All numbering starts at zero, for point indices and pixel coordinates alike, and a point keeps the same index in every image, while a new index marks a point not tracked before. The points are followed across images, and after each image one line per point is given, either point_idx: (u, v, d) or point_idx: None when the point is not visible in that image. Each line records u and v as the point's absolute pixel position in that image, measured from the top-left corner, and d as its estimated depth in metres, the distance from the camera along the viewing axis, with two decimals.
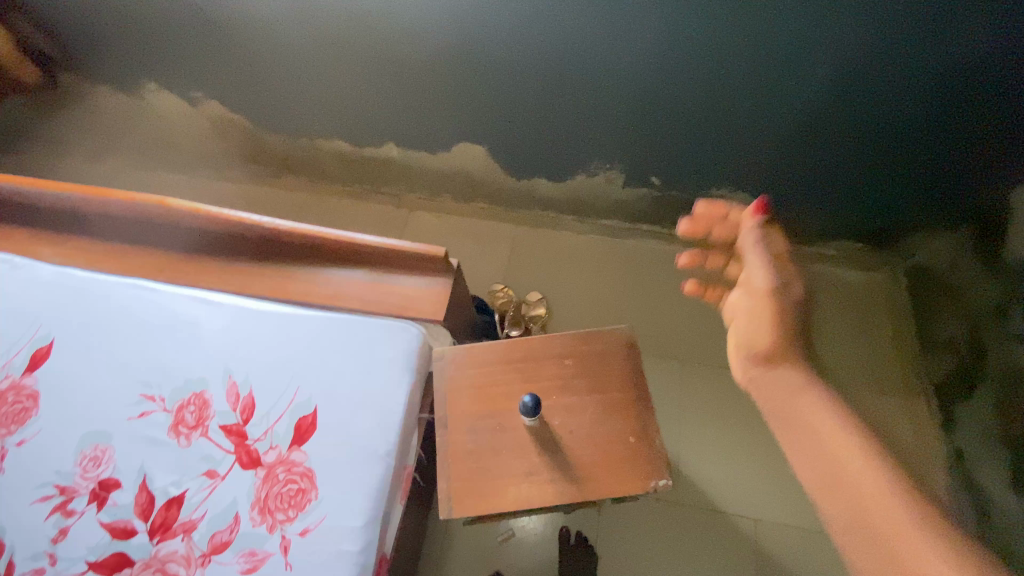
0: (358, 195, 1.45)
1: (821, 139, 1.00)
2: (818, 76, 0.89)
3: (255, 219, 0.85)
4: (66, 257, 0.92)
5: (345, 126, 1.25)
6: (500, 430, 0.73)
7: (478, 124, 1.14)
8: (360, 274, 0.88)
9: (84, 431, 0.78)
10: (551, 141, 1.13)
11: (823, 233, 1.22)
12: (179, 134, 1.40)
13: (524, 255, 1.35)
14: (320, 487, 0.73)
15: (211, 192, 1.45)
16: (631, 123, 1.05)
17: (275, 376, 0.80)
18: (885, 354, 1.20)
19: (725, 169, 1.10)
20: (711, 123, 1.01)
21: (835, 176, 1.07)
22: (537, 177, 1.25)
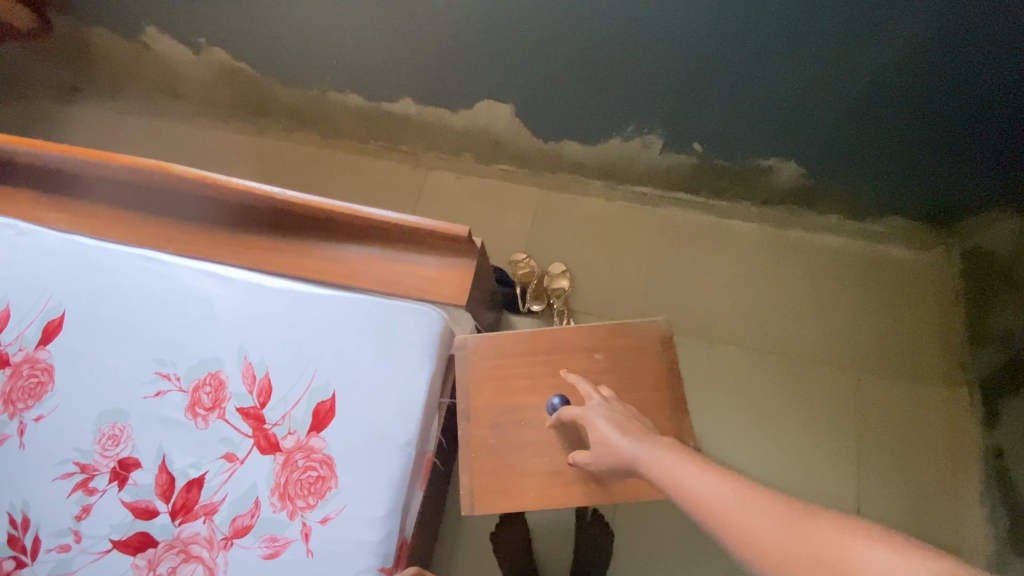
0: (374, 152, 1.37)
1: (890, 104, 0.89)
2: (892, 33, 0.79)
3: (265, 190, 0.80)
4: (73, 224, 0.88)
5: (360, 79, 1.15)
6: (525, 425, 0.70)
7: (504, 80, 1.04)
8: (378, 252, 0.83)
9: (101, 408, 0.76)
10: (584, 101, 1.03)
11: (875, 208, 1.12)
12: (184, 83, 1.32)
13: (549, 223, 1.27)
14: (340, 475, 0.72)
15: (222, 147, 1.39)
16: (675, 84, 0.95)
17: (291, 358, 0.77)
18: (929, 341, 1.13)
19: (776, 135, 1.00)
20: (768, 83, 0.90)
21: (899, 146, 0.97)
22: (566, 140, 1.15)
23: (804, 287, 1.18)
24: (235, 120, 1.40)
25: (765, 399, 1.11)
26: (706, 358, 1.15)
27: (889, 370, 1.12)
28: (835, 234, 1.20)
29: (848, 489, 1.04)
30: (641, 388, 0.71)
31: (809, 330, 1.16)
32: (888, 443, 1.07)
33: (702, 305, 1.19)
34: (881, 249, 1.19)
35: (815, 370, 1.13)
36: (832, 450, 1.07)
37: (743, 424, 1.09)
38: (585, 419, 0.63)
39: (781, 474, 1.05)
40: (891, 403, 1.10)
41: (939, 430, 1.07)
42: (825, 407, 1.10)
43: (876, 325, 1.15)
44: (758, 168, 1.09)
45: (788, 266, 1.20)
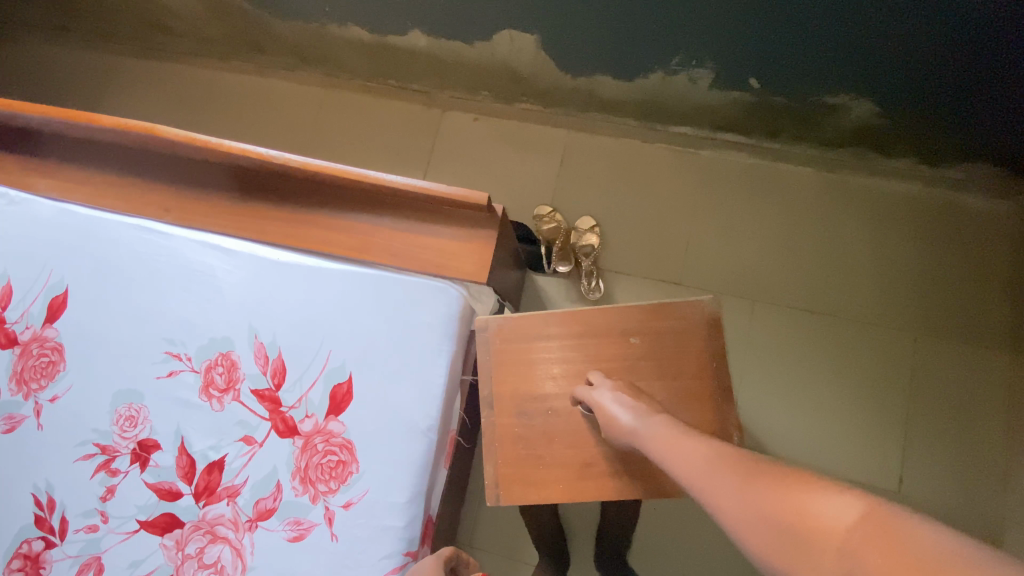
0: (383, 92, 1.25)
1: (1004, 29, 0.72)
2: None
3: (262, 152, 0.72)
4: (63, 190, 0.81)
5: (362, 9, 1.01)
6: (553, 414, 0.66)
7: (527, 7, 0.89)
8: (389, 220, 0.75)
9: (114, 388, 0.74)
10: (620, 31, 0.88)
11: (957, 151, 0.96)
12: (172, 20, 1.19)
13: (577, 170, 1.16)
14: (361, 460, 0.69)
15: (221, 91, 1.28)
16: (733, 10, 0.79)
17: (303, 338, 0.73)
18: (999, 302, 1.01)
19: (849, 68, 0.84)
20: (851, 2, 0.73)
21: (1001, 83, 0.80)
22: (599, 76, 1.01)
23: (862, 242, 1.06)
24: (232, 58, 1.27)
25: (809, 364, 1.04)
26: (746, 320, 1.06)
27: (950, 334, 1.02)
28: (902, 181, 1.06)
29: (891, 457, 0.98)
30: (682, 377, 0.64)
31: (863, 289, 1.05)
32: (939, 411, 1.00)
33: (746, 261, 1.08)
34: (956, 198, 1.05)
35: (867, 334, 1.04)
36: (877, 416, 1.01)
37: (783, 390, 1.03)
38: (591, 397, 0.60)
39: (821, 443, 1.00)
40: (949, 370, 1.01)
41: (1000, 399, 0.99)
42: (874, 372, 1.02)
43: (941, 284, 1.03)
44: (823, 107, 0.93)
45: (846, 218, 1.07)
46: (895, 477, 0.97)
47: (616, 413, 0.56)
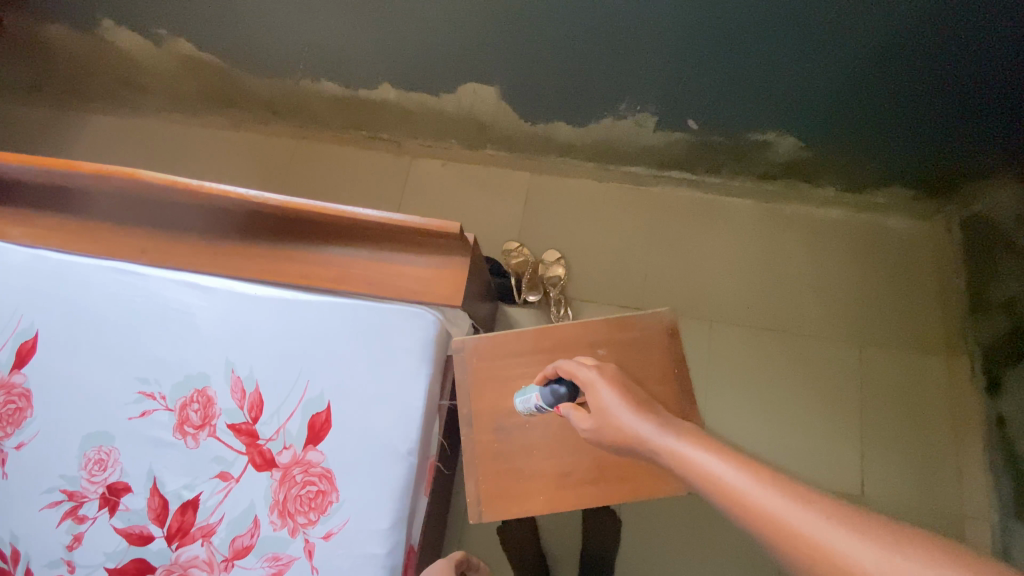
0: (355, 142, 1.31)
1: (892, 74, 0.85)
2: (887, 8, 0.75)
3: (239, 192, 0.75)
4: (37, 237, 0.82)
5: (334, 65, 1.08)
6: (529, 426, 0.69)
7: (488, 62, 0.99)
8: (364, 252, 0.79)
9: (84, 432, 0.73)
10: (573, 81, 0.99)
11: (874, 177, 1.09)
12: (146, 79, 1.24)
13: (541, 207, 1.23)
14: (341, 489, 0.69)
15: (194, 144, 1.33)
16: (669, 61, 0.90)
17: (281, 369, 0.74)
18: (927, 311, 1.12)
19: (773, 108, 0.96)
20: (764, 56, 0.86)
21: (898, 116, 0.93)
22: (555, 122, 1.11)
23: (804, 262, 1.16)
24: (207, 113, 1.32)
25: (768, 378, 1.10)
26: (707, 339, 1.13)
27: (891, 341, 1.10)
28: (832, 206, 1.18)
29: (851, 462, 1.04)
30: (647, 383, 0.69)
31: (809, 306, 1.14)
32: (887, 414, 1.06)
33: (702, 285, 1.16)
34: (880, 219, 1.17)
35: (818, 347, 1.11)
36: (835, 424, 1.06)
37: (747, 404, 1.08)
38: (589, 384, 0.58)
39: (787, 455, 1.05)
40: (893, 376, 1.08)
41: (940, 398, 1.07)
42: (828, 382, 1.09)
43: (876, 297, 1.13)
44: (755, 142, 1.05)
45: (787, 241, 1.17)
46: (856, 481, 1.02)
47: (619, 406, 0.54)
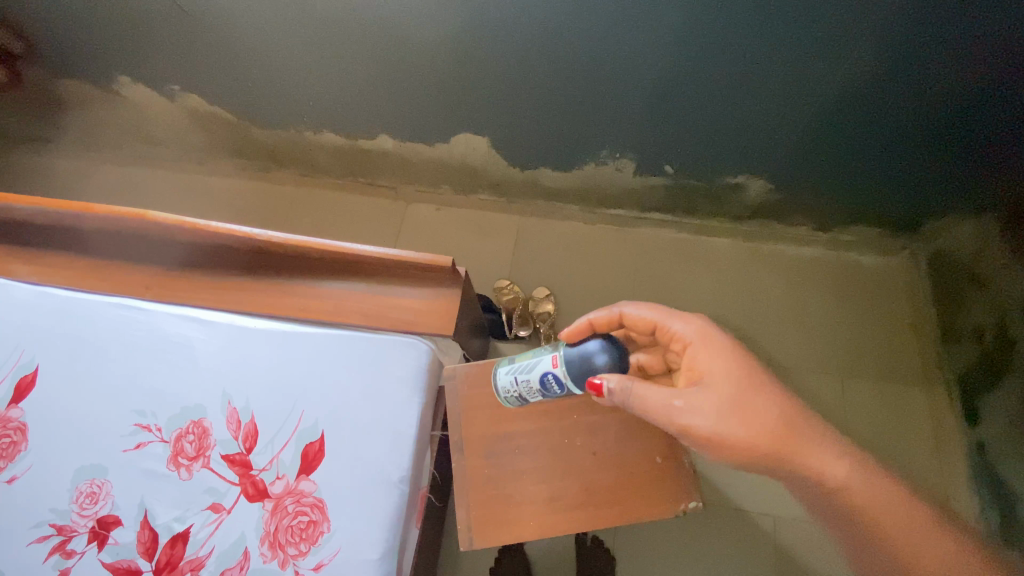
0: (354, 188, 1.38)
1: (843, 127, 0.94)
2: (831, 73, 0.84)
3: (246, 231, 0.80)
4: (45, 275, 0.86)
5: (337, 118, 1.16)
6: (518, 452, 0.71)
7: (480, 114, 1.06)
8: (360, 286, 0.83)
9: (77, 465, 0.74)
10: (561, 130, 1.06)
11: (840, 219, 1.16)
12: (156, 129, 1.31)
13: (530, 248, 1.29)
14: (333, 519, 0.70)
15: (198, 191, 1.39)
16: (647, 111, 0.97)
17: (276, 400, 0.76)
18: (900, 341, 1.16)
19: (745, 152, 1.03)
20: (727, 111, 0.95)
21: (864, 156, 0.99)
22: (542, 167, 1.18)
23: (782, 298, 1.21)
24: (212, 162, 1.39)
25: None
26: None
27: (871, 373, 1.14)
28: (805, 245, 1.25)
29: None
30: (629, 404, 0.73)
31: (790, 339, 1.18)
32: (872, 446, 1.08)
33: None
34: (852, 256, 1.23)
35: (800, 380, 1.14)
36: None
37: None
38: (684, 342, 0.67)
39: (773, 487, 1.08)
40: (875, 406, 1.12)
41: (922, 428, 1.09)
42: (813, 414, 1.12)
43: (854, 330, 1.18)
44: (728, 185, 1.12)
45: (766, 278, 1.23)
46: None
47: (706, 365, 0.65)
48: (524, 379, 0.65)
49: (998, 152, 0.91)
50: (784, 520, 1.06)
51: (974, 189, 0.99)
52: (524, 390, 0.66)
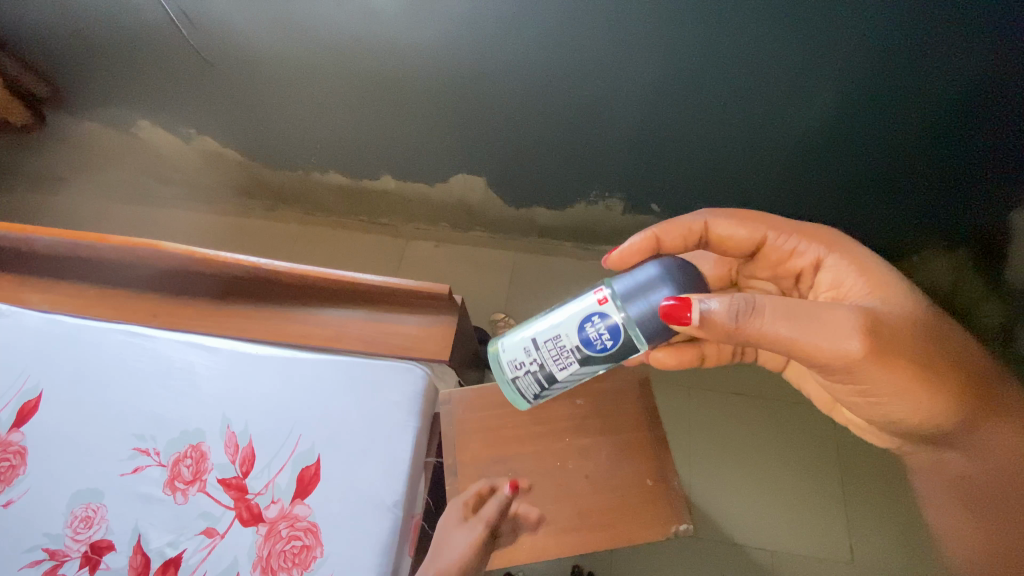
0: (355, 226, 1.44)
1: (826, 164, 0.99)
2: (810, 115, 0.90)
3: (252, 261, 0.84)
4: (55, 303, 0.89)
5: (343, 160, 1.23)
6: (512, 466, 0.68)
7: (479, 157, 1.13)
8: (360, 314, 0.86)
9: (74, 489, 0.75)
10: (555, 172, 1.13)
11: None
12: (168, 169, 1.38)
13: (525, 283, 1.34)
14: (326, 543, 0.70)
15: (205, 228, 1.44)
16: (635, 152, 1.04)
17: (275, 425, 0.77)
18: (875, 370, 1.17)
19: (729, 185, 1.07)
20: (715, 150, 1.00)
21: (852, 182, 1.02)
22: (536, 206, 1.24)
23: None
24: (220, 202, 1.45)
25: (746, 443, 1.15)
26: (687, 406, 1.19)
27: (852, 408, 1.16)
28: None
29: (836, 528, 1.06)
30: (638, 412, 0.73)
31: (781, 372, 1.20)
32: (860, 480, 1.10)
33: None
34: None
35: (791, 413, 1.17)
36: (816, 488, 1.10)
37: (727, 469, 1.13)
38: (813, 257, 0.69)
39: (770, 521, 1.08)
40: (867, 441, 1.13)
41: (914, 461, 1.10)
42: (805, 449, 1.14)
43: None
44: None
45: None
46: (846, 548, 1.05)
47: (844, 281, 0.66)
48: (550, 337, 0.58)
49: (977, 187, 0.96)
50: (782, 554, 1.05)
51: (972, 206, 0.99)
52: (545, 356, 0.58)
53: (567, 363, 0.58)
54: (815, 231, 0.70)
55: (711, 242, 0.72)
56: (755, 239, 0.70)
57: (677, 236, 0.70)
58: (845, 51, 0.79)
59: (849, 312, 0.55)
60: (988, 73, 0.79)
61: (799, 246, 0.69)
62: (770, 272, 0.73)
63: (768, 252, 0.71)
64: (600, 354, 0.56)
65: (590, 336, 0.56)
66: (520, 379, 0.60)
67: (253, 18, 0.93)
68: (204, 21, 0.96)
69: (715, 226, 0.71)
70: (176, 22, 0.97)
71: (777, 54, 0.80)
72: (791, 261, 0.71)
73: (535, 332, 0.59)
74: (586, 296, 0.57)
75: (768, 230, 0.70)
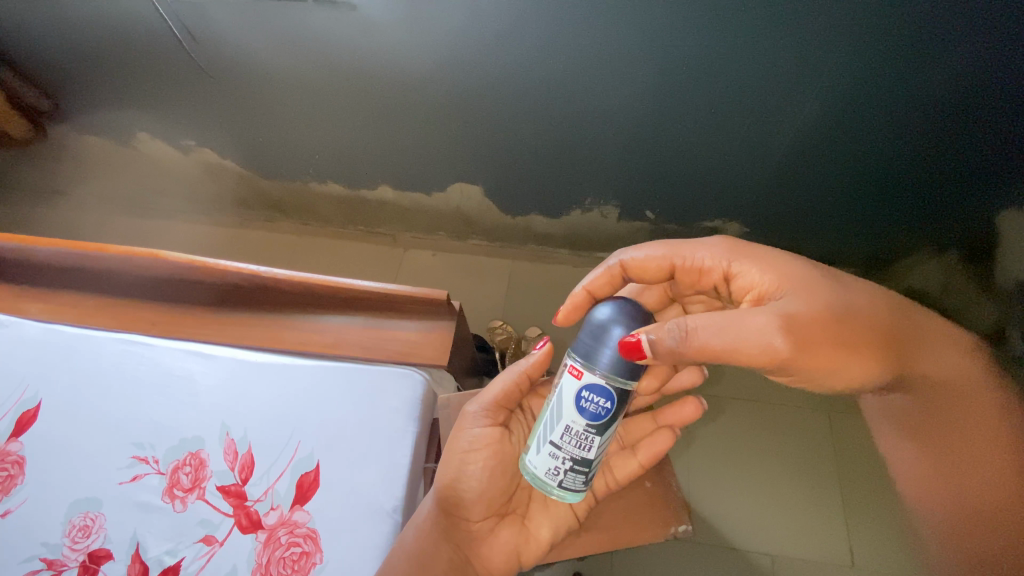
0: (353, 237, 1.45)
1: (818, 166, 1.00)
2: (802, 117, 0.91)
3: (250, 268, 0.84)
4: (53, 313, 0.89)
5: (341, 170, 1.24)
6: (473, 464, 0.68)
7: (475, 165, 1.15)
8: (358, 320, 0.86)
9: (72, 498, 0.75)
10: (550, 180, 1.14)
11: (818, 257, 1.22)
12: (166, 181, 1.39)
13: (522, 291, 1.35)
14: (325, 549, 0.70)
15: (203, 240, 1.46)
16: (629, 158, 1.05)
17: (274, 432, 0.78)
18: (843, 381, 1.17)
19: (723, 189, 1.08)
20: (708, 153, 1.01)
21: (846, 183, 1.03)
22: (532, 214, 1.25)
23: None
24: (218, 213, 1.46)
25: (745, 447, 1.15)
26: None
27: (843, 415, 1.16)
28: None
29: (836, 531, 1.07)
30: (655, 445, 0.72)
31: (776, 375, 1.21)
32: (859, 483, 1.10)
33: None
34: None
35: (789, 418, 1.18)
36: (814, 492, 1.10)
37: (727, 473, 1.13)
38: (721, 267, 0.66)
39: (770, 525, 1.08)
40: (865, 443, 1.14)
41: None
42: (801, 452, 1.14)
43: None
44: (707, 229, 1.19)
45: None
46: (846, 551, 1.05)
47: (756, 280, 0.64)
48: (560, 432, 0.55)
49: (969, 187, 0.97)
50: (783, 558, 1.05)
51: (974, 205, 0.98)
52: (570, 450, 0.55)
53: (592, 442, 0.55)
54: (716, 244, 0.68)
55: (627, 278, 0.71)
56: (666, 264, 0.69)
57: (598, 284, 0.71)
58: (837, 53, 0.79)
59: (768, 313, 0.56)
60: (977, 74, 0.80)
61: (705, 258, 0.67)
62: (693, 291, 0.71)
63: (680, 275, 0.69)
64: (611, 415, 0.55)
65: (591, 409, 0.54)
66: (566, 482, 0.56)
67: (253, 30, 0.94)
68: (205, 34, 0.97)
69: (627, 261, 0.70)
70: (177, 34, 0.98)
71: (770, 57, 0.81)
72: (705, 278, 0.69)
73: (544, 436, 0.56)
74: (563, 381, 0.55)
75: (675, 255, 0.69)
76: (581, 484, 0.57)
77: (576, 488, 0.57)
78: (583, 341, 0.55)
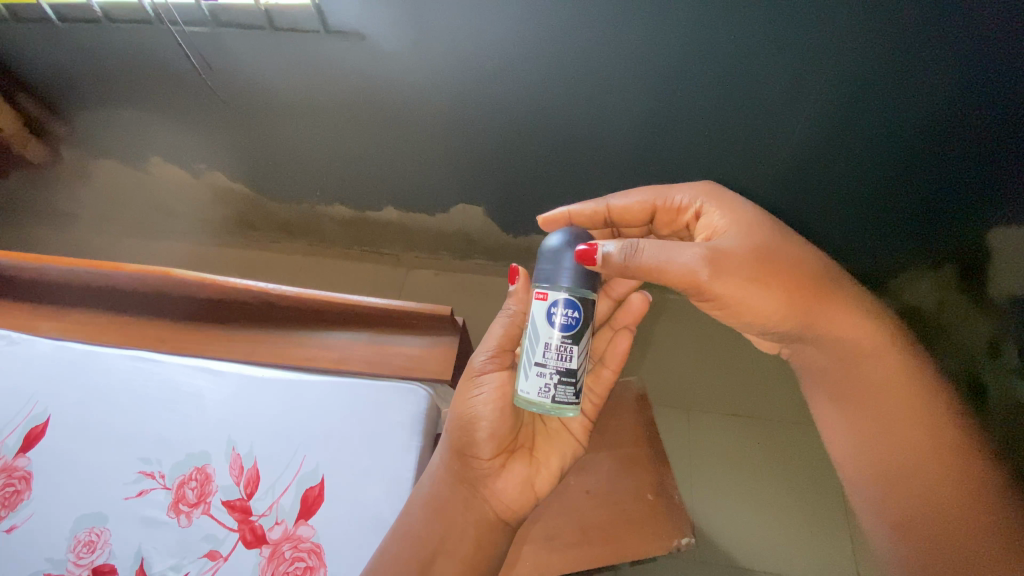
0: (357, 257, 1.48)
1: (812, 181, 1.02)
2: (795, 134, 0.93)
3: (259, 286, 0.86)
4: (67, 330, 0.91)
5: (347, 192, 1.28)
6: (481, 402, 0.69)
7: (478, 187, 1.18)
8: (362, 336, 0.88)
9: (79, 513, 0.75)
10: (551, 201, 1.17)
11: None
12: (176, 203, 1.42)
13: None
14: (329, 564, 0.70)
15: (210, 260, 1.48)
16: (627, 180, 1.08)
17: (279, 446, 0.78)
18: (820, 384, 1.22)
19: None
20: (704, 171, 1.03)
21: (839, 197, 1.04)
22: (533, 234, 1.28)
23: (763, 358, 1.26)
24: (225, 234, 1.49)
25: (747, 465, 1.15)
26: (686, 428, 1.19)
27: None
28: None
29: (842, 552, 1.05)
30: (616, 349, 0.77)
31: (775, 393, 1.23)
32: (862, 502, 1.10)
33: (678, 377, 1.26)
34: None
35: (790, 435, 1.18)
36: (818, 511, 1.10)
37: (729, 491, 1.12)
38: (696, 206, 0.73)
39: (773, 545, 1.07)
40: None
41: None
42: (804, 471, 1.14)
43: None
44: None
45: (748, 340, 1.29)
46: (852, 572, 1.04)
47: (716, 221, 0.70)
48: (541, 350, 0.58)
49: (959, 203, 0.99)
50: None
51: (968, 221, 1.00)
52: (554, 362, 0.58)
53: (572, 352, 0.59)
54: (697, 185, 0.74)
55: (612, 219, 0.79)
56: (646, 204, 0.77)
57: (583, 215, 0.78)
58: (829, 71, 0.82)
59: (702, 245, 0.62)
60: (966, 90, 0.82)
61: (681, 198, 0.74)
62: (669, 231, 0.79)
63: (657, 215, 0.78)
64: (582, 324, 0.59)
65: (562, 319, 0.59)
66: (560, 397, 0.58)
67: (266, 59, 0.98)
68: (221, 62, 1.01)
69: (612, 203, 0.77)
70: (194, 63, 1.03)
71: (761, 78, 0.85)
72: (680, 218, 0.76)
73: (529, 359, 0.59)
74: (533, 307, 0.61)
75: (656, 198, 0.76)
76: (575, 396, 0.59)
77: (569, 401, 0.58)
78: (544, 269, 0.62)
